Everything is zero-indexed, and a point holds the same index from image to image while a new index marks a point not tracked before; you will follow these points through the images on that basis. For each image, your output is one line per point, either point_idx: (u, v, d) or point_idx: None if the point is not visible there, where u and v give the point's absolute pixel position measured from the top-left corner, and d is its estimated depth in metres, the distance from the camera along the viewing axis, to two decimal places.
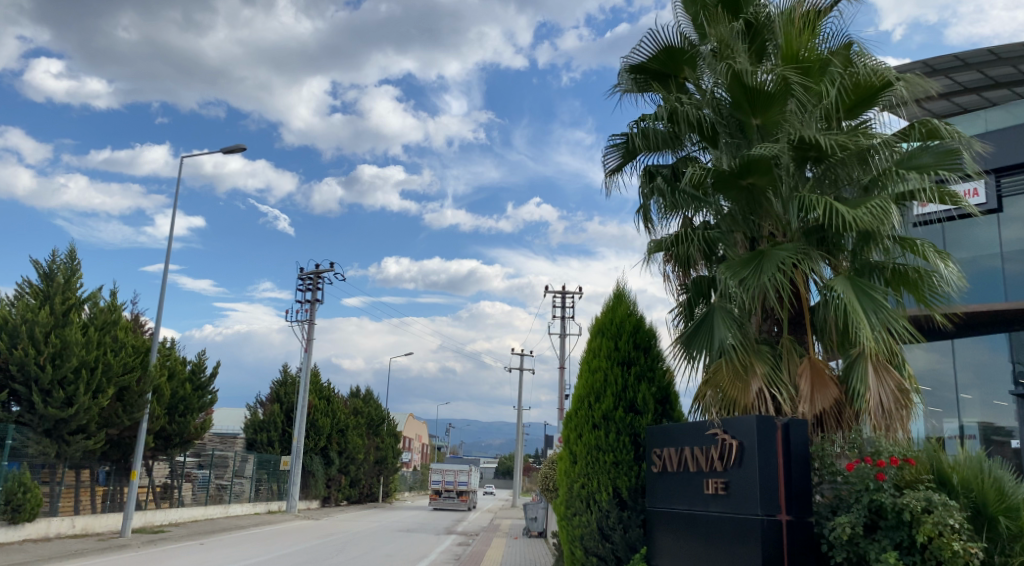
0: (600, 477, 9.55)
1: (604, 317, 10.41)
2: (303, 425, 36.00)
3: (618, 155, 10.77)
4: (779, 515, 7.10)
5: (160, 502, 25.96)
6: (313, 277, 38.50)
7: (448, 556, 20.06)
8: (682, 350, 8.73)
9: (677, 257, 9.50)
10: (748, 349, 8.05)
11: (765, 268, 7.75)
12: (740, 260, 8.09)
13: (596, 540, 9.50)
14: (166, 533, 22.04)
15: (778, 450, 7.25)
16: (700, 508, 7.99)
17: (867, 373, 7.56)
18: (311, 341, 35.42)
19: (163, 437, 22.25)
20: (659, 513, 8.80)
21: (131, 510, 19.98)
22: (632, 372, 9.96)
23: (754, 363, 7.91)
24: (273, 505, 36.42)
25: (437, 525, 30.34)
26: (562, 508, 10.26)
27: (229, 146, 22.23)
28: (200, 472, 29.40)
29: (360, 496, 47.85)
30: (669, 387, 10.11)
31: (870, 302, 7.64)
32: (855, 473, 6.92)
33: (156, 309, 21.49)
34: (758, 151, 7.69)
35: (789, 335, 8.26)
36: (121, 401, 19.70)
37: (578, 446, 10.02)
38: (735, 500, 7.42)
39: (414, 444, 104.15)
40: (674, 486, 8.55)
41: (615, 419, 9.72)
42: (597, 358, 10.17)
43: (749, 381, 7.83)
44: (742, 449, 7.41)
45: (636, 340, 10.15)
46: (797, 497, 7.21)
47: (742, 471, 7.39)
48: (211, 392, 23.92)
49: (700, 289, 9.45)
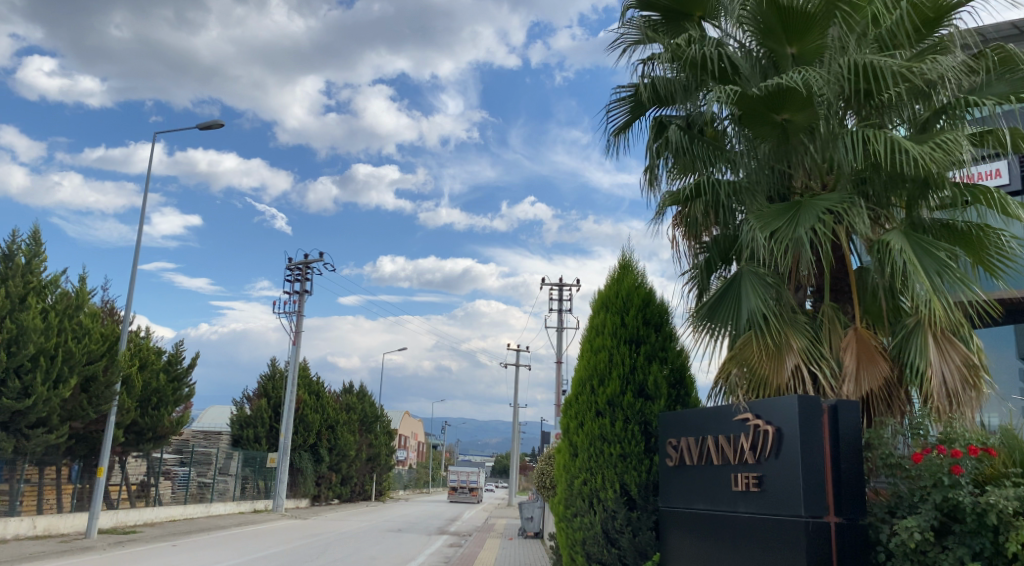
0: (606, 473, 8.26)
1: (608, 290, 9.18)
2: (290, 421, 34.68)
3: (626, 110, 9.47)
4: (826, 517, 5.86)
5: (136, 501, 24.67)
6: (301, 267, 37.20)
7: (438, 557, 18.74)
8: (700, 323, 7.39)
9: (690, 216, 8.27)
10: (783, 320, 6.74)
11: (802, 220, 6.47)
12: (772, 210, 6.83)
13: (600, 545, 8.22)
14: (137, 534, 20.70)
15: (825, 437, 6.00)
16: (727, 508, 6.70)
17: (927, 346, 6.28)
18: (299, 334, 34.17)
19: (134, 431, 20.91)
20: (674, 514, 7.54)
21: (98, 509, 18.65)
22: (641, 352, 8.70)
23: (789, 336, 6.61)
24: (259, 503, 35.07)
25: (429, 525, 29.06)
26: (560, 508, 8.98)
27: (205, 123, 20.86)
28: (180, 470, 28.09)
29: (352, 494, 46.52)
30: (683, 369, 8.85)
31: (932, 261, 6.34)
32: (924, 465, 5.61)
33: (126, 295, 20.10)
34: (794, 77, 6.32)
35: (830, 301, 6.95)
36: (86, 393, 18.41)
37: (578, 437, 8.73)
38: (771, 498, 6.14)
39: (410, 441, 102.84)
40: (691, 482, 7.28)
41: (622, 405, 8.46)
42: (601, 336, 8.90)
43: (784, 357, 6.53)
44: (780, 436, 6.15)
45: (645, 316, 8.90)
46: (848, 494, 5.95)
47: (779, 464, 6.12)
48: (189, 384, 22.58)
49: (722, 250, 8.19)
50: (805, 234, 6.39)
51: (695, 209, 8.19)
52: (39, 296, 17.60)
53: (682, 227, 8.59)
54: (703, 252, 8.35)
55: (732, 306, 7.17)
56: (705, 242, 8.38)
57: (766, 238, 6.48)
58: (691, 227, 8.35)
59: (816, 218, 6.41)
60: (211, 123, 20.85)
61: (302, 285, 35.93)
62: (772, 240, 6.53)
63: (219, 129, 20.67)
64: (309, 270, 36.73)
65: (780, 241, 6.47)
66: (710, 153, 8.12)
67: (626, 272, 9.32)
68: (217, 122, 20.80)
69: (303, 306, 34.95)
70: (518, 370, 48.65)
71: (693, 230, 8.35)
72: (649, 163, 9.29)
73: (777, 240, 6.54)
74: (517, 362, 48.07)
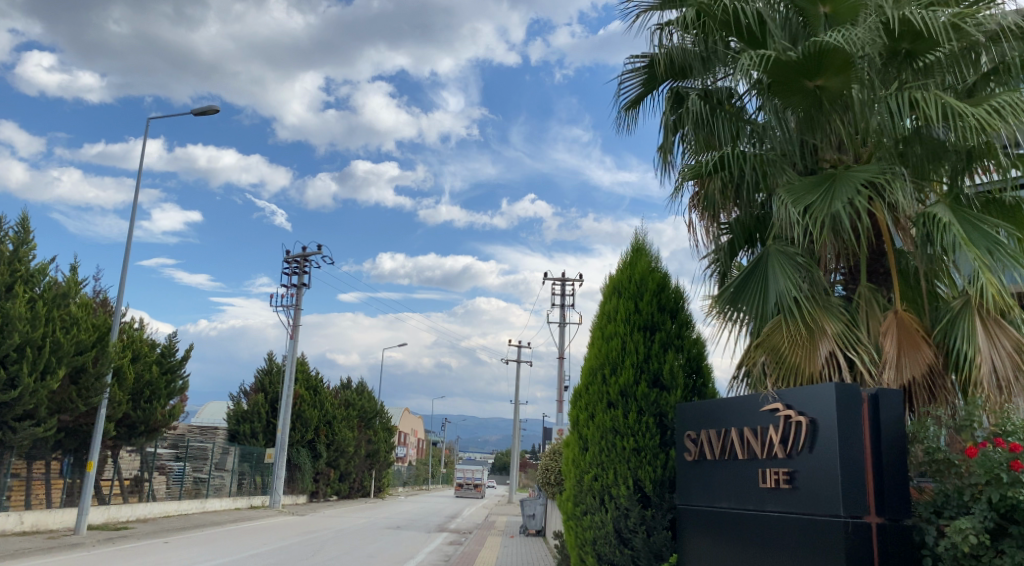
0: (618, 467, 7.72)
1: (620, 274, 8.64)
2: (288, 416, 34.13)
3: (639, 82, 8.92)
4: (866, 517, 5.30)
5: (129, 497, 24.16)
6: (299, 260, 36.64)
7: (437, 556, 18.19)
8: (722, 308, 6.81)
9: (708, 194, 7.74)
10: (816, 302, 6.16)
11: (839, 194, 5.87)
12: (804, 183, 6.24)
13: (611, 545, 7.67)
14: (129, 531, 20.18)
15: (865, 429, 5.45)
16: (754, 507, 6.16)
17: (975, 330, 5.73)
18: (297, 328, 33.62)
19: (126, 424, 20.36)
20: (693, 512, 6.99)
21: (87, 504, 18.12)
22: (656, 340, 8.15)
23: (823, 320, 6.04)
24: (256, 499, 34.55)
25: (428, 522, 28.50)
26: (568, 506, 8.44)
27: (200, 109, 20.23)
28: (175, 465, 27.58)
29: (352, 491, 45.99)
30: (700, 358, 8.32)
31: (982, 237, 5.73)
32: (978, 461, 5.01)
33: (117, 285, 19.53)
34: (833, 38, 5.72)
35: (867, 283, 6.40)
36: (75, 385, 17.87)
37: (588, 430, 8.18)
38: (805, 496, 5.59)
39: (409, 438, 102.27)
40: (713, 479, 6.73)
41: (635, 396, 7.92)
42: (613, 323, 8.35)
43: (817, 342, 5.98)
44: (815, 428, 5.61)
45: (660, 301, 8.37)
46: (891, 491, 5.38)
47: (815, 459, 5.57)
48: (182, 376, 22.04)
49: (746, 229, 7.65)
50: (842, 209, 5.79)
51: (712, 187, 7.64)
52: (27, 285, 17.05)
53: (700, 207, 8.06)
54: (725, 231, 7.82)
55: (759, 287, 6.59)
56: (724, 222, 7.88)
57: (799, 214, 5.88)
58: (707, 207, 7.83)
59: (854, 191, 5.81)
60: (206, 109, 20.23)
61: (301, 279, 35.41)
62: (805, 216, 5.90)
63: (214, 115, 20.06)
64: (307, 263, 36.17)
65: (814, 218, 5.86)
66: (730, 127, 7.70)
67: (640, 256, 8.78)
68: (212, 108, 20.18)
69: (302, 299, 34.42)
70: (519, 366, 48.07)
71: (710, 210, 7.83)
72: (664, 139, 8.77)
73: (811, 215, 5.96)
74: (519, 358, 47.51)
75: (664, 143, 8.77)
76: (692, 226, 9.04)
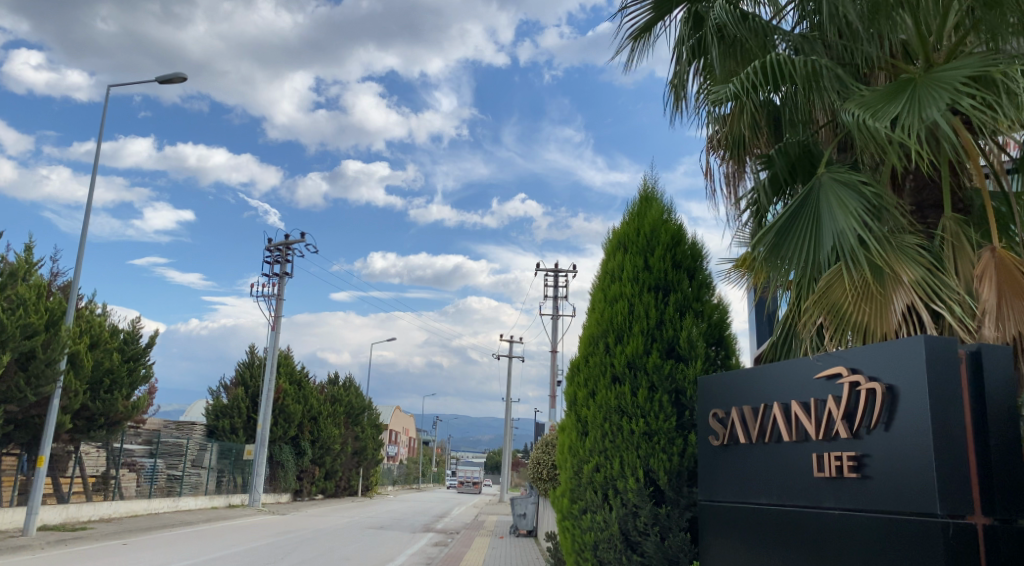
0: (625, 454, 6.31)
1: (627, 225, 7.29)
2: (268, 411, 32.53)
3: (650, 6, 7.13)
4: (970, 518, 3.93)
5: (93, 495, 22.58)
6: (281, 248, 35.16)
7: (420, 558, 16.69)
8: (759, 256, 5.42)
9: (736, 131, 6.31)
10: (890, 245, 4.79)
11: (928, 100, 4.58)
12: (878, 93, 4.96)
13: (615, 551, 6.25)
14: (86, 532, 18.65)
15: (962, 395, 4.10)
16: (805, 504, 4.76)
17: None
18: (278, 319, 32.10)
19: (83, 417, 18.76)
20: (723, 511, 5.57)
21: (37, 503, 16.60)
22: (670, 303, 6.79)
23: (897, 265, 4.69)
24: (234, 498, 33.00)
25: (414, 522, 26.95)
26: (561, 502, 6.98)
27: (165, 77, 18.65)
28: (147, 461, 26.08)
29: (337, 490, 44.50)
30: (722, 325, 6.94)
31: None
32: None
33: (74, 266, 17.98)
34: None
35: (952, 214, 5.08)
36: (24, 372, 16.37)
37: (588, 410, 6.73)
38: (884, 488, 4.22)
39: (400, 436, 100.72)
40: (750, 469, 5.33)
41: (646, 368, 6.56)
42: (618, 283, 6.99)
43: (892, 295, 4.64)
44: (894, 398, 4.25)
45: (675, 256, 7.01)
46: (1002, 482, 4.00)
47: (894, 439, 4.20)
48: (146, 365, 20.52)
49: (791, 161, 6.09)
50: (938, 118, 4.47)
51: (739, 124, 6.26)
52: None
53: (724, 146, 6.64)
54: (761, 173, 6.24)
55: (804, 225, 5.20)
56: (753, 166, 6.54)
57: (885, 127, 4.60)
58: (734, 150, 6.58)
59: (952, 93, 4.50)
60: (173, 78, 18.66)
61: (283, 267, 33.90)
62: (889, 130, 4.61)
63: (181, 83, 18.50)
64: (290, 251, 34.67)
65: (901, 133, 4.55)
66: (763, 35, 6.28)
67: (649, 205, 7.39)
68: (179, 76, 18.61)
69: (283, 290, 32.89)
70: (510, 362, 46.58)
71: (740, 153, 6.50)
72: (680, 69, 7.26)
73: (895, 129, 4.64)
74: (510, 353, 45.95)
75: (677, 74, 7.26)
76: (710, 173, 7.70)
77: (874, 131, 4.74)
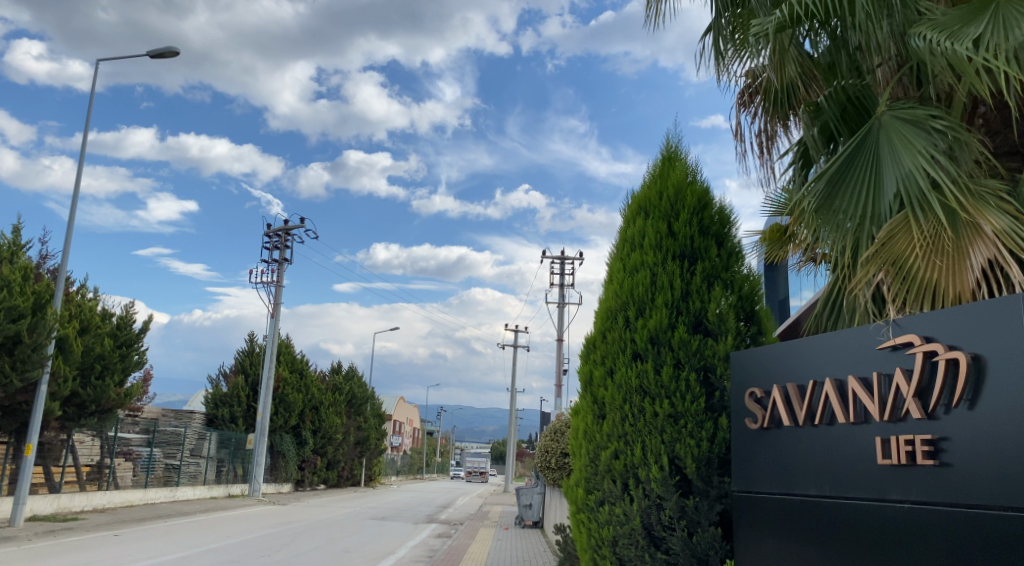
0: (647, 440, 5.63)
1: (648, 187, 6.59)
2: (269, 400, 31.94)
3: None
4: None
5: (88, 485, 21.98)
6: (281, 234, 34.51)
7: (422, 551, 16.04)
8: (807, 209, 4.77)
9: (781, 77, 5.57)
10: (965, 189, 4.11)
11: (1016, 17, 3.89)
12: (954, 13, 4.26)
13: (636, 548, 5.57)
14: (77, 522, 18.08)
15: None
16: (868, 497, 4.08)
17: None
18: (278, 306, 31.49)
19: (74, 403, 18.15)
20: (764, 504, 4.89)
21: (23, 493, 16.01)
22: (697, 272, 6.09)
23: (975, 213, 4.01)
24: (234, 488, 32.48)
25: (417, 513, 26.36)
26: (574, 493, 6.31)
27: (157, 51, 17.93)
28: (144, 451, 25.51)
29: (340, 480, 44.01)
30: (753, 297, 6.21)
31: None
32: None
33: (62, 248, 17.33)
34: None
35: None
36: (10, 357, 15.76)
37: (605, 392, 6.04)
38: (970, 477, 3.54)
39: (403, 426, 100.27)
40: (796, 457, 4.64)
41: (670, 344, 5.87)
42: (638, 252, 6.29)
43: (967, 247, 3.97)
44: (983, 369, 3.54)
45: (701, 222, 6.32)
46: None
47: (984, 421, 3.49)
48: (140, 351, 19.92)
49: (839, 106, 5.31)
50: None
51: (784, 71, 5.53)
52: None
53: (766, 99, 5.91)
54: (808, 125, 5.43)
55: (860, 171, 4.55)
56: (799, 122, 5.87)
57: (966, 49, 3.93)
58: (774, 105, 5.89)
59: None
60: (165, 52, 17.91)
61: (283, 254, 33.28)
62: (971, 54, 3.95)
63: (173, 57, 17.77)
64: (289, 237, 34.04)
65: (985, 54, 3.87)
66: None
67: (672, 166, 6.70)
68: (171, 50, 17.87)
69: (283, 276, 32.22)
70: (514, 352, 45.90)
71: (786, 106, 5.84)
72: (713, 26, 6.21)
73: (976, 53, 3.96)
74: (514, 342, 45.27)
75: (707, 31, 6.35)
76: (741, 133, 6.97)
77: (952, 56, 4.06)
